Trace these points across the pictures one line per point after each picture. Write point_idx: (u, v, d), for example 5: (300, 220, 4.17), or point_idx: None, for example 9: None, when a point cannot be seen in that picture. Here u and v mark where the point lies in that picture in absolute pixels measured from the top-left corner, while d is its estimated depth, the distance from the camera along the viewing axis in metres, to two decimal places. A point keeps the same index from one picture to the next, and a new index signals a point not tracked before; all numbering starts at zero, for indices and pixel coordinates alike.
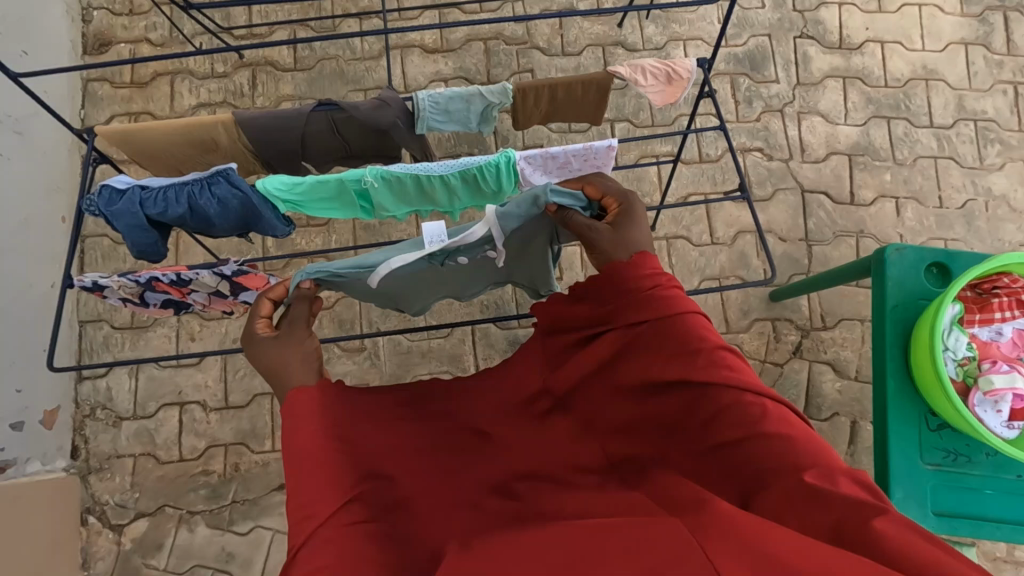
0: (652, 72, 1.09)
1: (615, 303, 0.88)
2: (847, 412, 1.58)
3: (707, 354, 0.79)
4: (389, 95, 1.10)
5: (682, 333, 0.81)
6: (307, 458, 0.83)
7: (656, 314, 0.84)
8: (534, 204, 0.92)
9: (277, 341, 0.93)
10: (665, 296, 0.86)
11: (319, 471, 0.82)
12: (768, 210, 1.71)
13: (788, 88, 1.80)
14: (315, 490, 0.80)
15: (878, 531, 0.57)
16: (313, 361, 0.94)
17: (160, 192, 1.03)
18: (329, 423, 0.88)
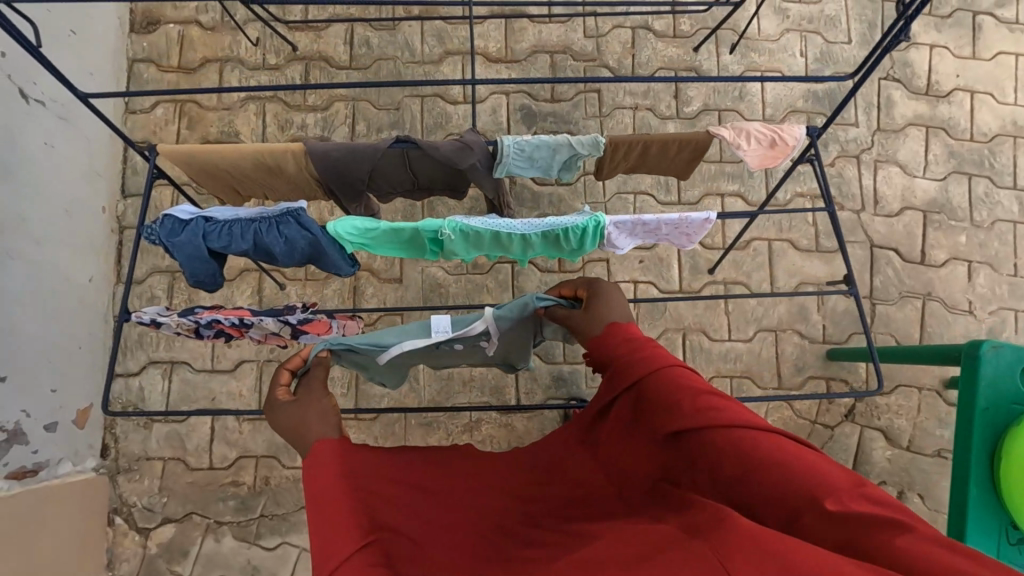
0: (756, 137, 1.01)
1: (614, 363, 0.88)
2: (895, 482, 1.54)
3: (691, 399, 0.77)
4: (471, 137, 1.03)
5: (662, 384, 0.81)
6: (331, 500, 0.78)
7: (639, 369, 0.84)
8: (525, 308, 0.97)
9: (298, 404, 0.92)
10: (652, 349, 0.87)
11: (339, 514, 0.76)
12: (833, 262, 1.64)
13: (867, 133, 1.70)
14: (331, 532, 0.75)
15: (908, 555, 0.53)
16: (332, 419, 0.91)
17: (225, 226, 0.97)
18: (352, 475, 0.84)
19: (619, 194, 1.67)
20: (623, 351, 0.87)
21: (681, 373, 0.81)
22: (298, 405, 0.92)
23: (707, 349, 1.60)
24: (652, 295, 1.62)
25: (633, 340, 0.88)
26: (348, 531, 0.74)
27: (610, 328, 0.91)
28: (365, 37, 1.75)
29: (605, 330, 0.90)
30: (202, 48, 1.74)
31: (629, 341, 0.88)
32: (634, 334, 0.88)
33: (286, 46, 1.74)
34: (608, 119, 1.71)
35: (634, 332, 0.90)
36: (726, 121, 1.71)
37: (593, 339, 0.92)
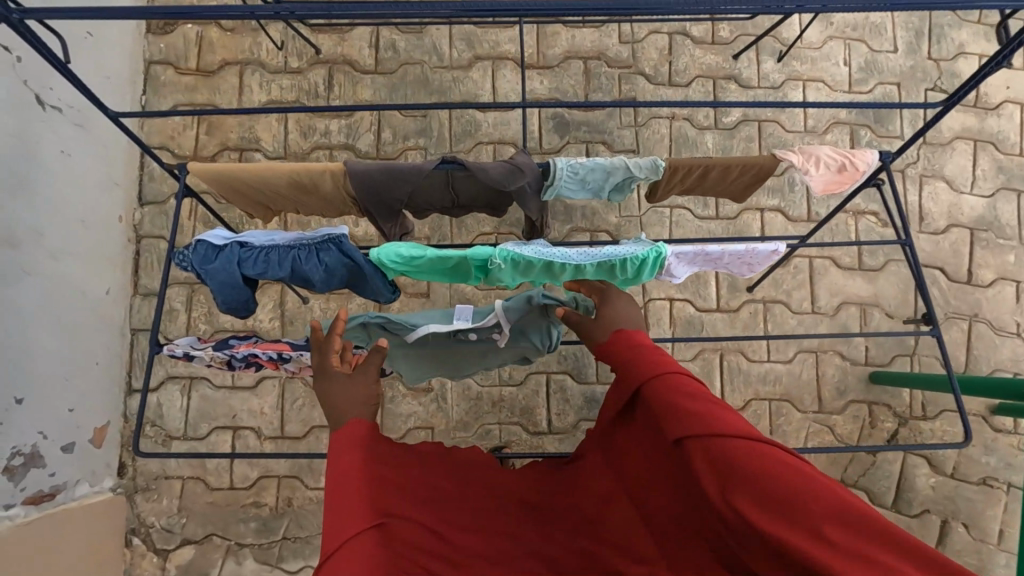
0: (825, 162, 0.95)
1: (620, 370, 0.87)
2: (939, 510, 1.49)
3: (690, 406, 0.75)
4: (522, 160, 0.97)
5: (661, 392, 0.79)
6: (351, 477, 0.80)
7: (643, 376, 0.83)
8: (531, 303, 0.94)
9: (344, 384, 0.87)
10: (658, 358, 0.85)
11: (354, 494, 0.78)
12: (877, 281, 1.58)
13: (913, 146, 1.64)
14: (339, 512, 0.77)
15: None
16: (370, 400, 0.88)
17: (261, 252, 0.91)
18: (379, 461, 0.85)
19: (654, 208, 1.61)
20: (626, 360, 0.87)
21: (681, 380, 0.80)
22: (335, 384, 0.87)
23: (745, 370, 1.54)
24: (689, 313, 1.56)
25: (640, 349, 0.87)
26: (358, 513, 0.76)
27: (618, 336, 0.89)
28: (390, 41, 1.68)
29: (613, 339, 0.89)
30: (221, 50, 1.67)
31: (637, 350, 0.87)
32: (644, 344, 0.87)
33: (309, 49, 1.67)
34: (644, 129, 1.64)
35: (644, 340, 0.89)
36: (766, 132, 1.65)
37: (600, 346, 0.91)
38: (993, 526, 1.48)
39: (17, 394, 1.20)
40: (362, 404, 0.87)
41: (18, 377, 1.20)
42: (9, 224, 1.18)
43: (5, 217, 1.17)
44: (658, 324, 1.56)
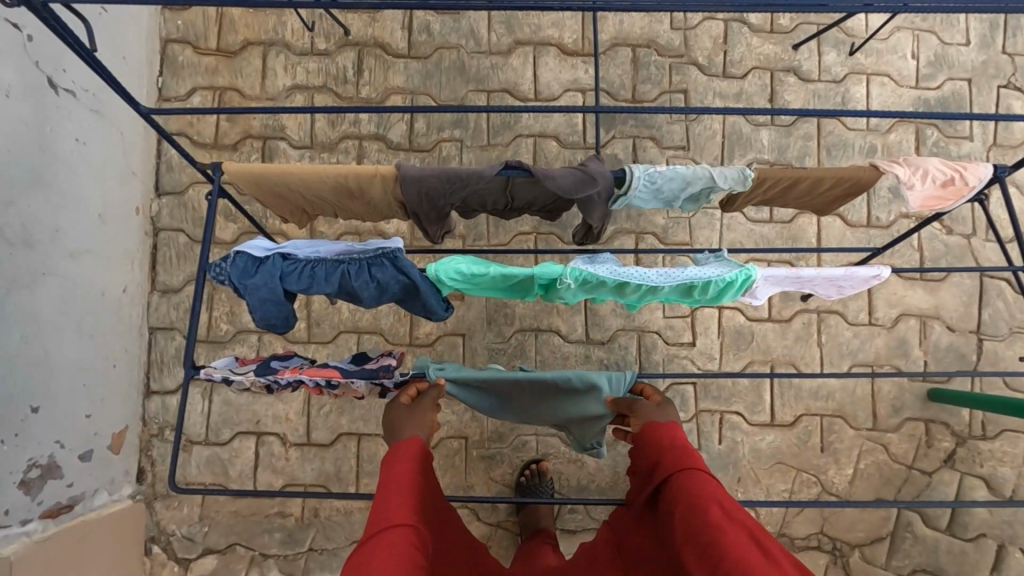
0: (933, 177, 0.86)
1: (649, 451, 0.87)
2: (996, 535, 1.41)
3: (712, 507, 0.76)
4: (595, 166, 0.87)
5: (687, 488, 0.79)
6: (400, 483, 0.80)
7: (668, 463, 0.84)
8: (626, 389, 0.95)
9: (405, 415, 0.88)
10: (690, 455, 0.84)
11: (400, 497, 0.78)
12: (939, 293, 1.49)
13: (981, 148, 1.54)
14: (381, 509, 0.77)
15: None
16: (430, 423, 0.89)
17: (306, 265, 0.82)
18: (424, 480, 0.84)
19: (704, 209, 1.51)
20: (654, 448, 0.86)
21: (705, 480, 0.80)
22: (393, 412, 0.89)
23: (797, 384, 1.46)
24: (739, 323, 1.48)
25: (677, 440, 0.87)
26: (397, 511, 0.76)
27: (670, 424, 0.89)
28: (425, 23, 1.57)
29: (666, 425, 0.88)
30: (243, 29, 1.56)
31: (673, 439, 0.87)
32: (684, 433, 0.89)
33: (338, 30, 1.56)
34: (694, 124, 1.54)
35: (686, 437, 0.87)
36: (825, 130, 1.55)
37: (647, 425, 0.89)
38: None
39: (33, 403, 1.12)
40: (422, 425, 0.88)
41: (34, 386, 1.13)
42: (24, 222, 1.09)
43: (20, 214, 1.08)
44: (706, 334, 1.47)
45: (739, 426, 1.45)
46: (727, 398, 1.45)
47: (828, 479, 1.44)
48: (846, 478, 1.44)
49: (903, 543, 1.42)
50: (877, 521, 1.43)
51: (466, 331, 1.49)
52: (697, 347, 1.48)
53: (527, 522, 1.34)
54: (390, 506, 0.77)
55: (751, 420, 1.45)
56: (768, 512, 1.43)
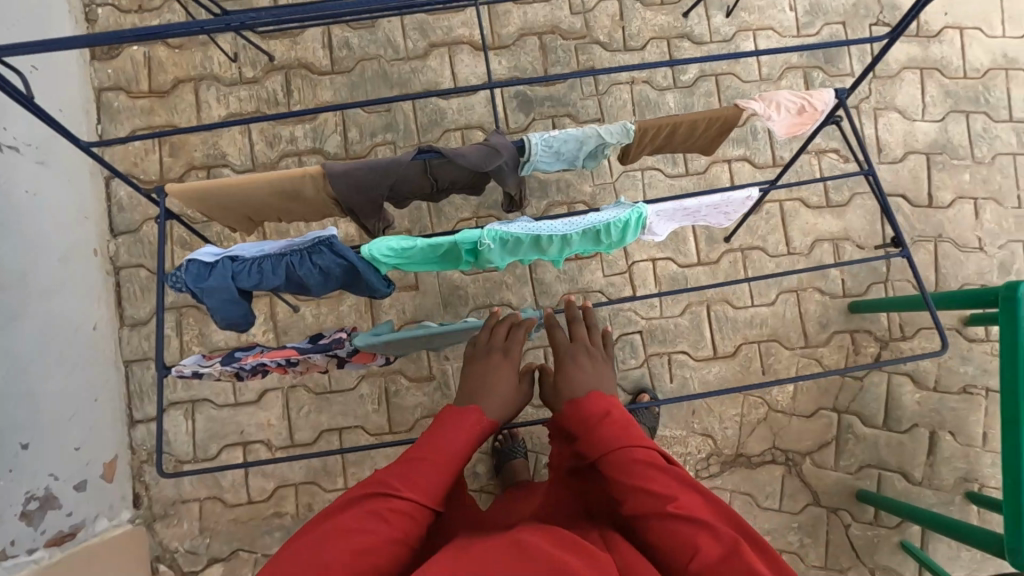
0: (786, 106, 1.00)
1: (580, 433, 0.96)
2: (926, 423, 1.58)
3: (666, 479, 0.86)
4: (498, 139, 0.99)
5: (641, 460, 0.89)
6: (413, 462, 0.87)
7: (599, 445, 0.93)
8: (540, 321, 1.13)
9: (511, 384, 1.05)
10: (618, 428, 0.94)
11: (404, 470, 0.86)
12: (845, 216, 1.64)
13: (864, 82, 1.70)
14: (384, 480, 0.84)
15: None
16: (509, 411, 1.04)
17: (254, 263, 0.92)
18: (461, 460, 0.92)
19: (627, 172, 1.64)
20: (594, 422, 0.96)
21: (642, 453, 0.89)
22: (490, 327, 1.10)
23: (732, 317, 1.60)
24: (673, 270, 1.61)
25: (599, 413, 0.97)
26: (395, 483, 0.84)
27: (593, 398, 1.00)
28: (344, 38, 1.67)
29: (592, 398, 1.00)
30: (173, 69, 1.64)
31: (595, 411, 0.97)
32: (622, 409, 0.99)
33: (262, 57, 1.65)
34: (606, 97, 1.67)
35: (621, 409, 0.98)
36: (724, 86, 1.69)
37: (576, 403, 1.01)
38: (978, 430, 1.57)
39: (23, 439, 1.21)
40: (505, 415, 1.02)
41: (22, 424, 1.21)
42: None
43: None
44: (644, 285, 1.61)
45: (687, 363, 1.58)
46: (672, 340, 1.59)
47: (773, 398, 1.57)
48: (788, 394, 1.58)
49: (848, 444, 1.57)
50: (822, 428, 1.57)
51: (425, 317, 1.60)
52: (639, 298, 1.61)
53: (506, 481, 1.45)
54: (391, 485, 0.83)
55: (696, 355, 1.59)
56: (723, 436, 1.56)
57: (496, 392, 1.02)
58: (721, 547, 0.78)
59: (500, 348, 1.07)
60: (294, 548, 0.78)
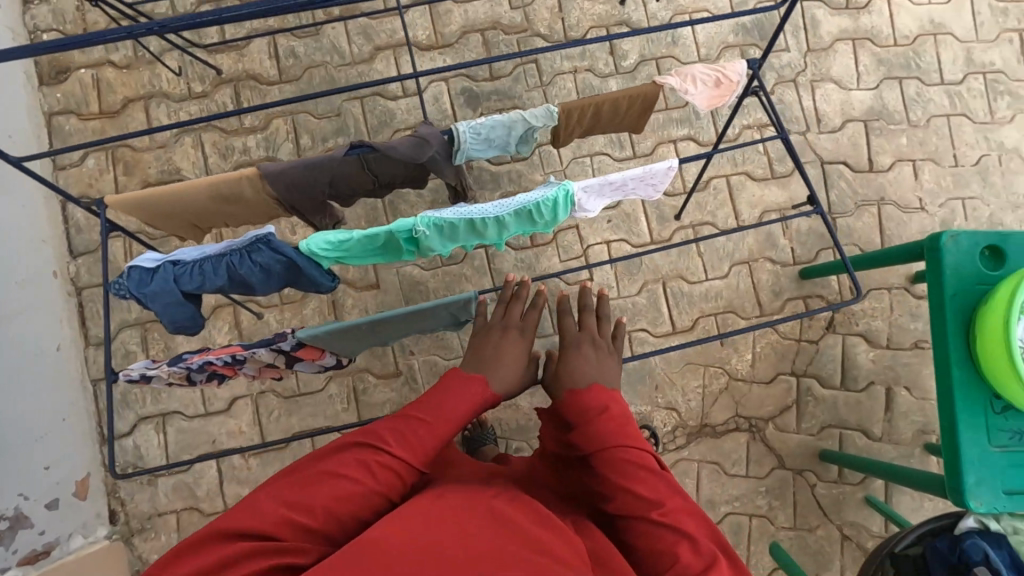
0: (701, 79, 1.04)
1: (576, 422, 0.98)
2: (882, 380, 1.62)
3: (653, 480, 0.89)
4: (426, 130, 1.03)
5: (632, 459, 0.90)
6: (412, 421, 0.90)
7: (594, 441, 0.94)
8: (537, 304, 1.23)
9: (517, 358, 1.12)
10: (615, 424, 0.96)
11: (400, 428, 0.89)
12: (790, 186, 1.69)
13: (799, 56, 1.75)
14: (377, 433, 0.87)
15: None
16: (513, 389, 1.10)
17: (195, 265, 0.95)
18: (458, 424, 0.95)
19: (576, 159, 1.69)
20: (591, 412, 0.98)
21: (636, 454, 0.91)
22: (506, 305, 1.20)
23: (688, 292, 1.64)
24: (627, 251, 1.65)
25: (597, 407, 0.98)
26: (388, 439, 0.87)
27: (593, 390, 1.02)
28: (289, 47, 1.70)
29: (592, 390, 1.02)
30: (122, 88, 1.66)
31: (594, 404, 0.99)
32: (620, 404, 1.00)
33: (210, 72, 1.68)
34: (550, 87, 1.72)
35: (620, 408, 0.99)
36: (664, 69, 1.74)
37: (573, 393, 1.03)
38: (932, 383, 1.63)
39: None
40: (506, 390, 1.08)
41: None
42: None
43: None
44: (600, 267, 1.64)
45: (646, 340, 1.62)
46: (630, 318, 1.63)
47: (732, 367, 1.62)
48: (747, 362, 1.62)
49: (808, 406, 1.61)
50: (782, 392, 1.61)
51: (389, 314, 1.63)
52: (596, 281, 1.64)
53: None
54: (382, 439, 0.87)
55: (656, 332, 1.63)
56: (687, 409, 1.60)
57: (502, 364, 1.09)
58: (699, 557, 0.81)
59: (514, 325, 1.17)
60: (276, 486, 0.81)
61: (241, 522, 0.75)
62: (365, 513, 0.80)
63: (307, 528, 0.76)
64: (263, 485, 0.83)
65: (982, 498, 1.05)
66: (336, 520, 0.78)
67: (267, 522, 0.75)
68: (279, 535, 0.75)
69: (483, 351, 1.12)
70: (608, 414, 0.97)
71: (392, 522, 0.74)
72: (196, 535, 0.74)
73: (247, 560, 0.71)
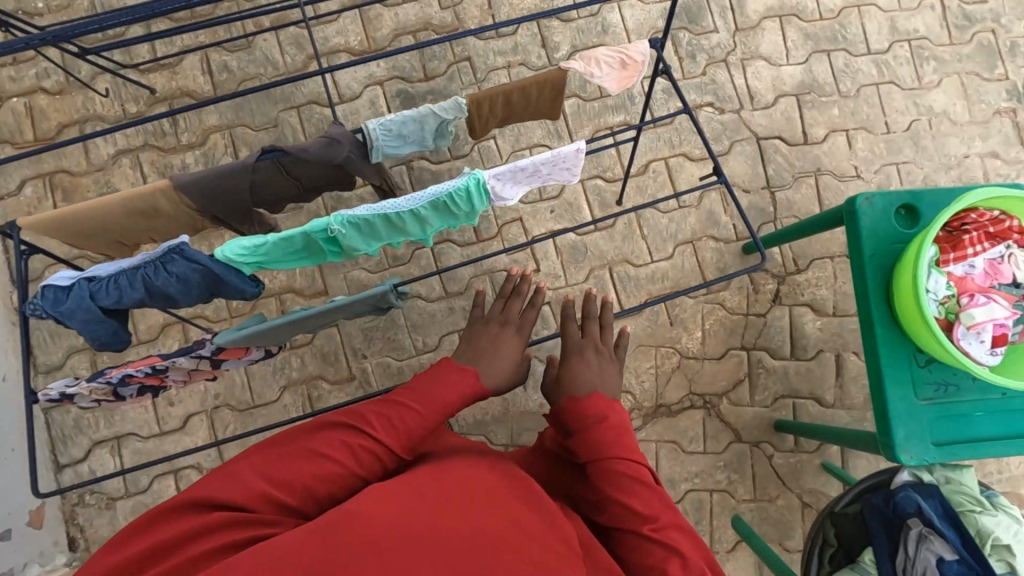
0: (606, 61, 1.06)
1: (575, 428, 0.99)
2: (831, 347, 1.65)
3: (647, 494, 0.88)
4: (337, 131, 1.04)
5: (629, 472, 0.90)
6: (400, 408, 0.91)
7: (594, 449, 0.94)
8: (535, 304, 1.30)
9: (511, 352, 1.18)
10: (614, 433, 0.96)
11: (388, 415, 0.89)
12: (728, 164, 1.72)
13: (728, 36, 1.78)
14: (364, 417, 0.88)
15: None
16: (506, 383, 1.15)
17: (110, 280, 0.95)
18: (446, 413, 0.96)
19: (515, 153, 1.70)
20: (590, 418, 0.99)
21: (635, 467, 0.91)
22: (506, 301, 1.29)
23: (634, 275, 1.66)
24: (572, 239, 1.67)
25: (597, 415, 0.99)
26: (376, 425, 0.88)
27: (594, 398, 1.03)
28: (222, 62, 1.70)
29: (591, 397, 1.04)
30: (55, 114, 1.66)
31: (594, 412, 1.00)
32: (620, 415, 1.01)
33: (143, 91, 1.68)
34: (485, 84, 1.73)
35: (622, 420, 1.00)
36: None
37: (574, 400, 1.05)
38: None
39: None
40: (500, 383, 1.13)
41: None
42: None
43: None
44: (546, 258, 1.66)
45: None
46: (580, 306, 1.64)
47: (683, 346, 1.64)
48: (697, 340, 1.64)
49: (760, 378, 1.63)
50: (733, 367, 1.63)
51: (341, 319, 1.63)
52: (543, 271, 1.66)
53: None
54: (368, 424, 0.87)
55: None
56: (642, 390, 1.62)
57: (498, 355, 1.16)
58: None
59: (512, 322, 1.25)
60: (257, 458, 0.81)
61: (216, 493, 0.75)
62: (342, 494, 0.80)
63: (283, 505, 0.77)
64: (240, 455, 0.82)
65: (912, 451, 1.07)
66: (312, 499, 0.79)
67: (243, 493, 0.75)
68: (254, 507, 0.75)
69: (480, 339, 1.19)
70: (608, 421, 0.98)
71: (380, 495, 0.70)
72: (163, 502, 0.74)
73: (219, 532, 0.71)
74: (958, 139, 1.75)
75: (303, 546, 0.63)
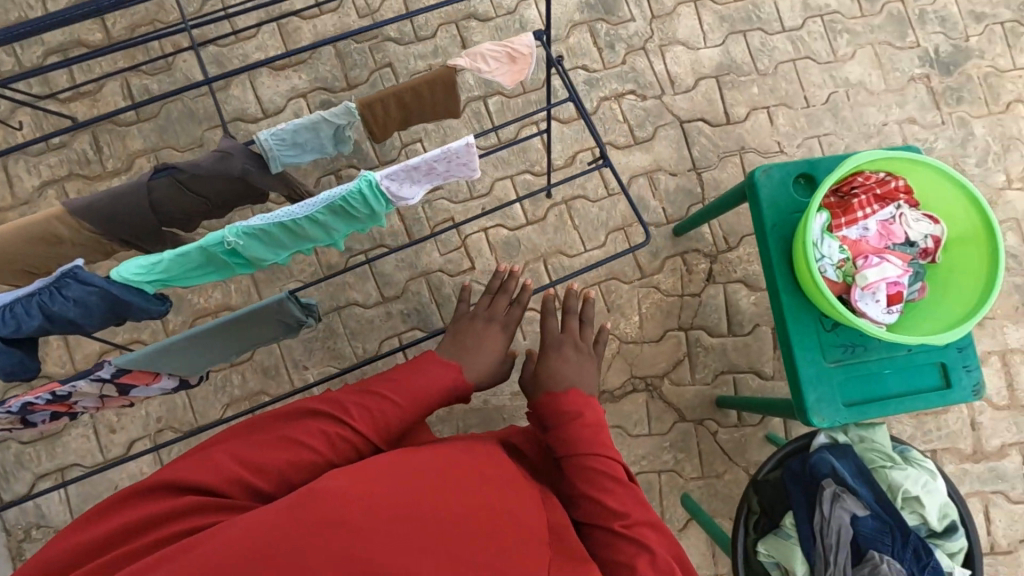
0: (492, 56, 1.07)
1: (552, 422, 0.99)
2: (767, 321, 1.68)
3: (619, 492, 0.89)
4: (229, 144, 1.06)
5: (603, 469, 0.91)
6: (379, 400, 0.92)
7: (571, 444, 0.94)
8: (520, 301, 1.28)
9: (492, 351, 1.17)
10: (591, 430, 0.96)
11: (366, 408, 0.90)
12: (653, 148, 1.75)
13: (644, 24, 1.81)
14: (342, 409, 0.89)
15: None
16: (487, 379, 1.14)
17: (7, 309, 0.96)
18: (423, 406, 0.97)
19: None
20: (568, 413, 0.99)
21: (609, 465, 0.91)
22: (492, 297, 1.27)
23: (569, 266, 1.68)
24: (505, 235, 1.68)
25: (574, 411, 0.99)
26: (354, 417, 0.89)
27: (571, 394, 1.02)
28: (143, 86, 1.71)
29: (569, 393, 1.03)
30: None
31: (571, 407, 0.99)
32: (597, 412, 1.00)
33: (64, 121, 1.67)
34: None
35: (600, 417, 0.99)
36: None
37: (551, 395, 1.04)
38: None
39: None
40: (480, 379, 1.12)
41: None
42: None
43: None
44: (480, 255, 1.67)
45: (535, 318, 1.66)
46: None
47: (622, 332, 1.66)
48: (635, 324, 1.66)
49: (699, 357, 1.65)
50: (673, 348, 1.66)
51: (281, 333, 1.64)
52: (479, 269, 1.67)
53: None
54: (348, 416, 0.88)
55: None
56: None
57: (480, 352, 1.15)
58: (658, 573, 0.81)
59: (498, 318, 1.23)
60: (233, 443, 0.83)
61: (191, 476, 0.76)
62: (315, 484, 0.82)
63: (255, 489, 0.78)
64: (215, 442, 0.83)
65: (822, 413, 1.09)
66: (287, 485, 0.80)
67: (218, 477, 0.76)
68: (226, 492, 0.76)
69: (463, 336, 1.18)
70: (584, 418, 0.97)
71: (356, 474, 0.70)
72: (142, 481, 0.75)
73: (189, 514, 0.71)
74: (875, 108, 1.79)
75: (272, 526, 0.62)
